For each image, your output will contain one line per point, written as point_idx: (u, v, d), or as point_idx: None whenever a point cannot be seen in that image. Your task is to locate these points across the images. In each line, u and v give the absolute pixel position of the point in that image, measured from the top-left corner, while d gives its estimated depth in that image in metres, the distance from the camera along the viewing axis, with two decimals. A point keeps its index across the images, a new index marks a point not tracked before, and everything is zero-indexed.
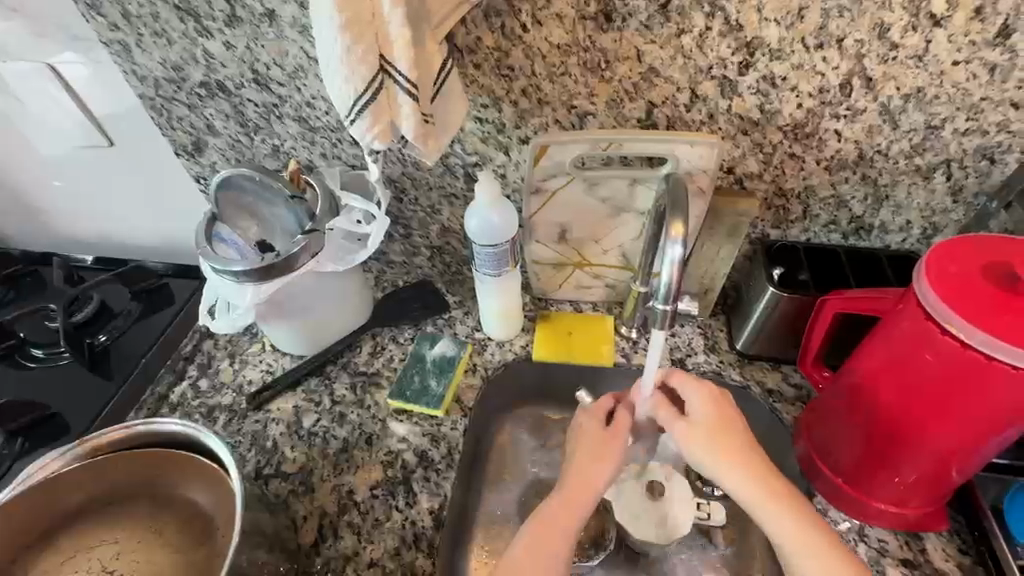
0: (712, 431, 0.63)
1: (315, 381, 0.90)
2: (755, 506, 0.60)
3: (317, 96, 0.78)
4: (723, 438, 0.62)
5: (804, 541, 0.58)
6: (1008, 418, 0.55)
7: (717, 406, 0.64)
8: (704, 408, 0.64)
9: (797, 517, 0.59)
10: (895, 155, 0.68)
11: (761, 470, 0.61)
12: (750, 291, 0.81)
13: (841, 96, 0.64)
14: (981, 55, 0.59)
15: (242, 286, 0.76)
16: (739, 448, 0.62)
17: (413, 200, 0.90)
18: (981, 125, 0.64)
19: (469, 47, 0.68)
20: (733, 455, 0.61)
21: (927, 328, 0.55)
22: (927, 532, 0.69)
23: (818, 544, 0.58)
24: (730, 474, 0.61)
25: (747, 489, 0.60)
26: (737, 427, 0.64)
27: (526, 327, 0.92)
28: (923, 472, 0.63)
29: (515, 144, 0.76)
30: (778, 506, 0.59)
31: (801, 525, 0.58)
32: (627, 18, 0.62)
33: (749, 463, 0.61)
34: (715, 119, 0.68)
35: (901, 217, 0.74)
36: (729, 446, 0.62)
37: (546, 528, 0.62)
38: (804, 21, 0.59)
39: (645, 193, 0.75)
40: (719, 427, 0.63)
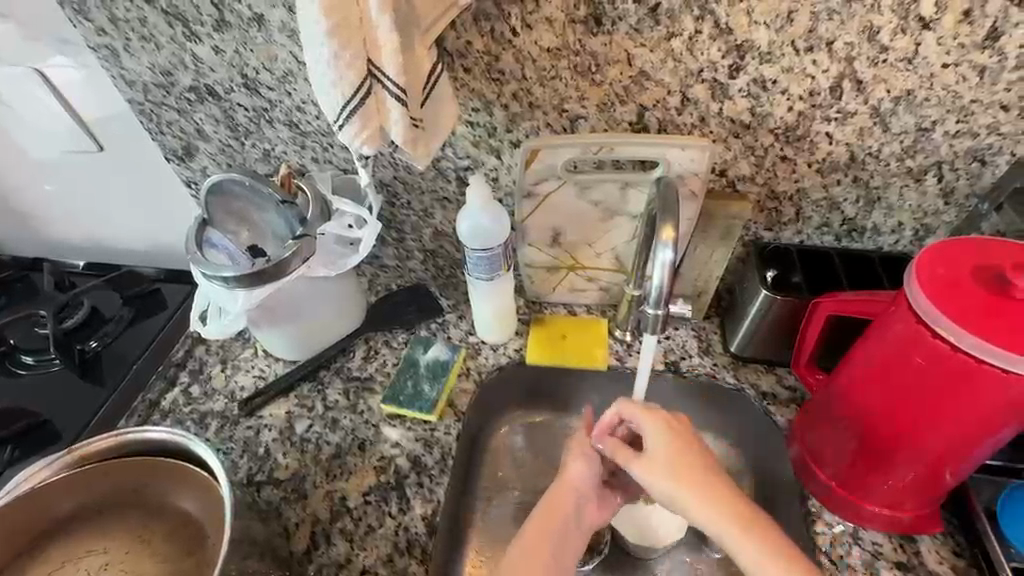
0: (669, 463, 0.62)
1: (308, 386, 0.89)
2: (720, 534, 0.59)
3: (307, 100, 0.77)
4: (674, 472, 0.62)
5: (775, 567, 0.56)
6: (999, 420, 0.55)
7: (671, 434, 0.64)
8: (657, 439, 0.64)
9: (763, 545, 0.57)
10: (887, 157, 0.68)
11: (722, 496, 0.60)
12: (743, 294, 0.81)
13: (831, 99, 0.64)
14: (971, 57, 0.59)
15: (234, 293, 0.76)
16: (698, 477, 0.61)
17: (405, 204, 0.89)
18: (972, 127, 0.64)
19: (459, 51, 0.67)
20: (690, 489, 0.61)
21: (917, 331, 0.55)
22: (921, 534, 0.68)
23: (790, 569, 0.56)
24: (694, 502, 0.60)
25: (710, 519, 0.59)
26: (693, 459, 0.63)
27: (519, 330, 0.92)
28: (916, 474, 0.63)
29: (507, 148, 0.76)
30: (743, 533, 0.58)
31: (769, 549, 0.57)
32: (617, 21, 0.62)
33: (708, 491, 0.60)
34: (706, 122, 0.68)
35: (893, 219, 0.74)
36: (687, 476, 0.61)
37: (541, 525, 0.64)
38: (794, 23, 0.59)
39: (637, 196, 0.75)
40: (677, 455, 0.63)
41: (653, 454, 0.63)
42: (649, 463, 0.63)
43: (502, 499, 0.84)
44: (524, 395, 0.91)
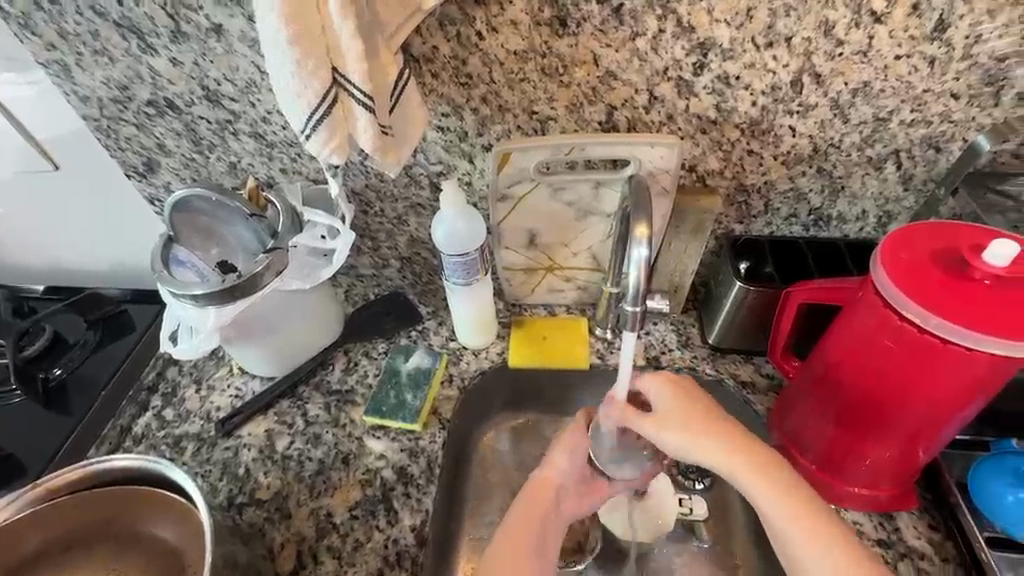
0: (682, 417, 0.62)
1: (287, 403, 0.87)
2: (741, 476, 0.59)
3: (271, 110, 0.75)
4: (686, 425, 0.61)
5: (793, 504, 0.57)
6: (966, 397, 0.57)
7: (682, 393, 0.64)
8: (670, 397, 0.64)
9: (781, 486, 0.58)
10: (848, 147, 0.70)
11: (738, 441, 0.60)
12: (718, 287, 0.82)
13: (793, 93, 0.66)
14: (921, 49, 0.61)
15: (205, 311, 0.74)
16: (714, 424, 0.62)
17: (378, 212, 0.88)
18: (925, 116, 0.66)
19: (425, 56, 0.67)
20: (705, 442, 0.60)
21: (885, 315, 0.56)
22: (899, 511, 0.70)
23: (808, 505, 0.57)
24: (708, 447, 0.60)
25: (732, 463, 0.59)
26: (705, 413, 0.62)
27: (500, 334, 0.92)
28: (892, 454, 0.65)
29: (479, 152, 0.75)
30: (764, 472, 0.59)
31: (788, 488, 0.58)
32: (582, 22, 0.62)
33: (727, 435, 0.61)
34: (674, 119, 0.69)
35: (857, 207, 0.76)
36: (707, 424, 0.61)
37: (522, 516, 0.64)
38: (753, 20, 0.61)
39: (610, 195, 0.76)
40: (693, 409, 0.62)
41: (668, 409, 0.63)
42: (665, 417, 0.63)
43: (491, 505, 0.84)
44: (508, 399, 0.91)
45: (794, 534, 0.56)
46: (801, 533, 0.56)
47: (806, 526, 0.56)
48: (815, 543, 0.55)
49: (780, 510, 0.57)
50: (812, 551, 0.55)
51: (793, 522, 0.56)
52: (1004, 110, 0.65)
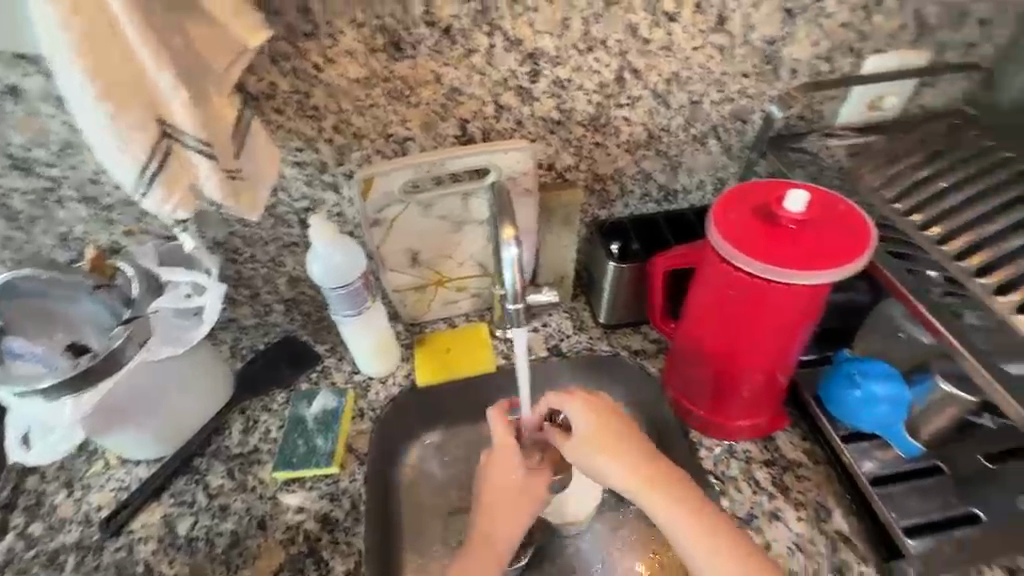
0: (593, 440, 0.67)
1: (184, 480, 0.80)
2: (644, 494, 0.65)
3: (99, 170, 0.69)
4: (597, 446, 0.67)
5: (694, 526, 0.63)
6: (798, 325, 0.68)
7: (595, 415, 0.68)
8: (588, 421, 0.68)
9: (679, 501, 0.64)
10: (675, 129, 0.80)
11: (641, 460, 0.66)
12: (597, 270, 0.89)
13: (619, 88, 0.73)
14: (711, 39, 0.72)
15: (59, 403, 0.66)
16: (631, 455, 0.66)
17: (249, 258, 0.84)
18: (728, 94, 0.78)
19: (264, 93, 0.65)
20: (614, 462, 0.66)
21: (724, 269, 0.65)
22: (776, 432, 0.81)
23: (707, 528, 0.63)
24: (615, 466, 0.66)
25: (632, 480, 0.65)
26: (617, 433, 0.67)
27: (405, 356, 0.92)
28: (759, 384, 0.75)
29: (343, 181, 0.75)
30: (670, 497, 0.64)
31: (691, 511, 0.64)
32: (416, 45, 0.65)
33: (632, 457, 0.66)
34: (523, 124, 0.74)
35: (695, 178, 0.87)
36: (615, 444, 0.66)
37: (473, 565, 0.68)
38: (570, 29, 0.67)
39: (478, 203, 0.78)
40: (610, 440, 0.67)
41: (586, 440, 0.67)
42: (594, 447, 0.67)
43: (427, 527, 0.84)
44: (426, 419, 0.90)
45: (688, 538, 0.63)
46: (701, 552, 0.62)
47: (706, 543, 0.62)
48: (701, 545, 0.62)
49: (682, 531, 0.63)
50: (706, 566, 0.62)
51: (692, 543, 0.62)
52: (784, 83, 0.78)
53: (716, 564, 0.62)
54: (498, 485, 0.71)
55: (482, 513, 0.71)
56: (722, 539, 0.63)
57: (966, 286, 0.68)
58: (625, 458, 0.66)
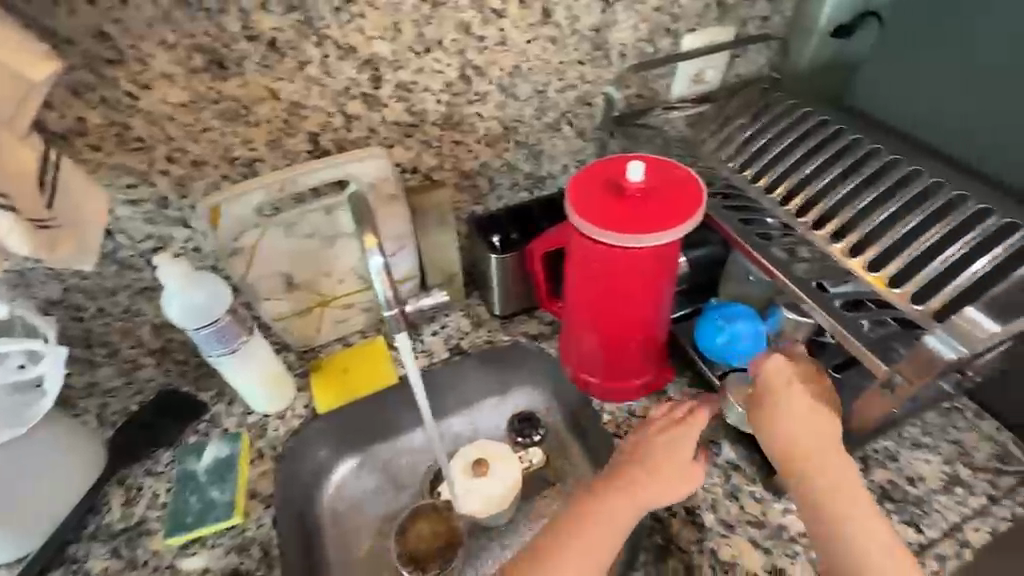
0: (795, 397, 0.66)
1: (59, 573, 0.72)
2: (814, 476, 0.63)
3: None
4: (795, 412, 0.65)
5: (829, 500, 0.61)
6: (657, 284, 0.74)
7: (801, 370, 0.68)
8: (799, 373, 0.68)
9: (860, 482, 0.62)
10: (528, 119, 0.83)
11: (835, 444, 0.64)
12: (482, 264, 0.91)
13: (465, 86, 0.75)
14: (542, 31, 0.76)
15: None
16: (798, 423, 0.65)
17: (98, 313, 0.76)
18: (570, 81, 0.83)
19: (73, 130, 0.59)
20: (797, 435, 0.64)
21: (586, 244, 0.70)
22: (667, 384, 0.88)
23: (845, 504, 0.61)
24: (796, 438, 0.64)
25: (804, 457, 0.64)
26: (815, 392, 0.67)
27: (301, 385, 0.88)
28: (640, 344, 0.81)
29: (191, 214, 0.69)
30: (812, 471, 0.63)
31: (845, 480, 0.63)
32: (241, 62, 0.62)
33: (831, 419, 0.66)
34: (377, 131, 0.73)
35: (558, 163, 0.91)
36: (823, 407, 0.66)
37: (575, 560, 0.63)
38: (403, 32, 0.67)
39: (343, 216, 0.76)
40: (817, 395, 0.67)
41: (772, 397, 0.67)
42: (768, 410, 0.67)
43: (352, 554, 0.82)
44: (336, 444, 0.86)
45: (850, 533, 0.60)
46: (845, 533, 0.60)
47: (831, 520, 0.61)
48: (871, 537, 0.60)
49: (845, 505, 0.61)
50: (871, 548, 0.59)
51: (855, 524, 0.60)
52: (617, 65, 0.84)
53: (859, 547, 0.59)
54: (663, 452, 0.68)
55: (625, 479, 0.67)
56: (868, 521, 0.60)
57: (793, 227, 0.78)
58: (794, 431, 0.65)
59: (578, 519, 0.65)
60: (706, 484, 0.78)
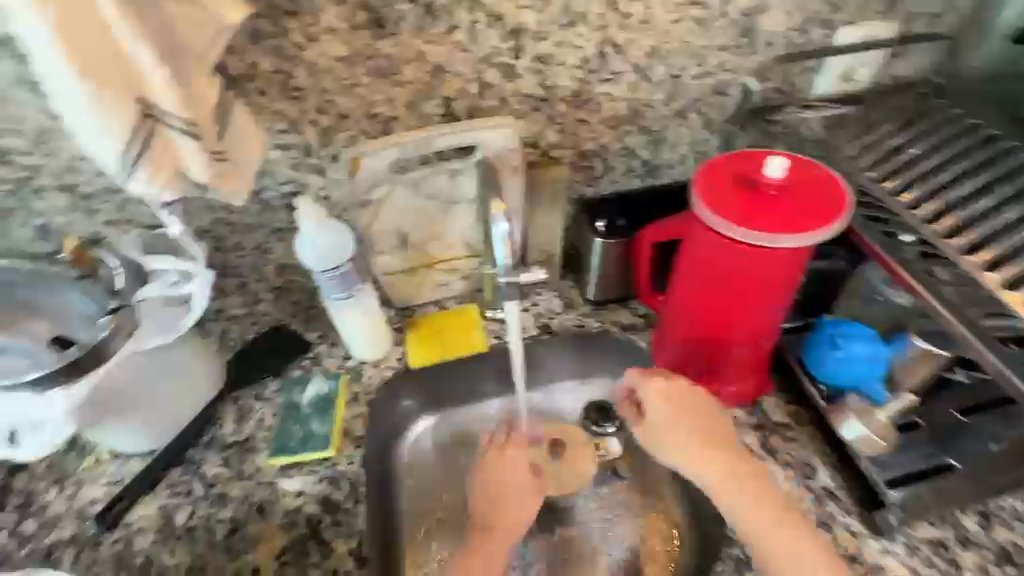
0: (674, 417, 0.70)
1: (179, 471, 0.79)
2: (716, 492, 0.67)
3: (78, 158, 0.67)
4: (676, 436, 0.69)
5: (746, 511, 0.64)
6: (780, 290, 0.70)
7: (671, 395, 0.71)
8: (664, 406, 0.71)
9: (757, 493, 0.65)
10: (657, 104, 0.81)
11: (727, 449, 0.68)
12: (583, 247, 0.90)
13: (601, 63, 0.74)
14: (689, 12, 0.73)
15: (47, 396, 0.65)
16: (691, 432, 0.69)
17: (236, 246, 0.83)
18: (707, 67, 0.79)
19: (245, 75, 0.64)
20: (694, 447, 0.68)
21: (709, 238, 0.67)
22: (762, 396, 0.84)
23: (766, 519, 0.64)
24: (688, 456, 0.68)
25: (704, 472, 0.67)
26: (701, 409, 0.71)
27: (397, 340, 0.92)
28: (744, 350, 0.77)
29: (329, 164, 0.74)
30: (743, 488, 0.66)
31: (761, 502, 0.65)
32: (398, 22, 0.65)
33: (718, 461, 0.67)
34: (508, 102, 0.74)
35: (678, 153, 0.88)
36: (694, 428, 0.69)
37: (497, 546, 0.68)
38: (551, 4, 0.67)
39: (467, 182, 0.78)
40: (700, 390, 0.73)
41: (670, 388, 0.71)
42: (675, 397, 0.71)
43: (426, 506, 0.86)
44: (422, 399, 0.90)
45: (741, 515, 0.65)
46: (754, 525, 0.64)
47: (735, 502, 0.65)
48: (788, 544, 0.63)
49: (751, 512, 0.64)
50: (761, 527, 0.63)
51: (762, 519, 0.64)
52: (761, 55, 0.80)
53: (779, 539, 0.63)
54: (507, 479, 0.72)
55: (501, 495, 0.71)
56: (767, 518, 0.64)
57: (938, 248, 0.69)
58: (666, 436, 0.70)
59: (485, 517, 0.70)
60: (796, 507, 0.75)
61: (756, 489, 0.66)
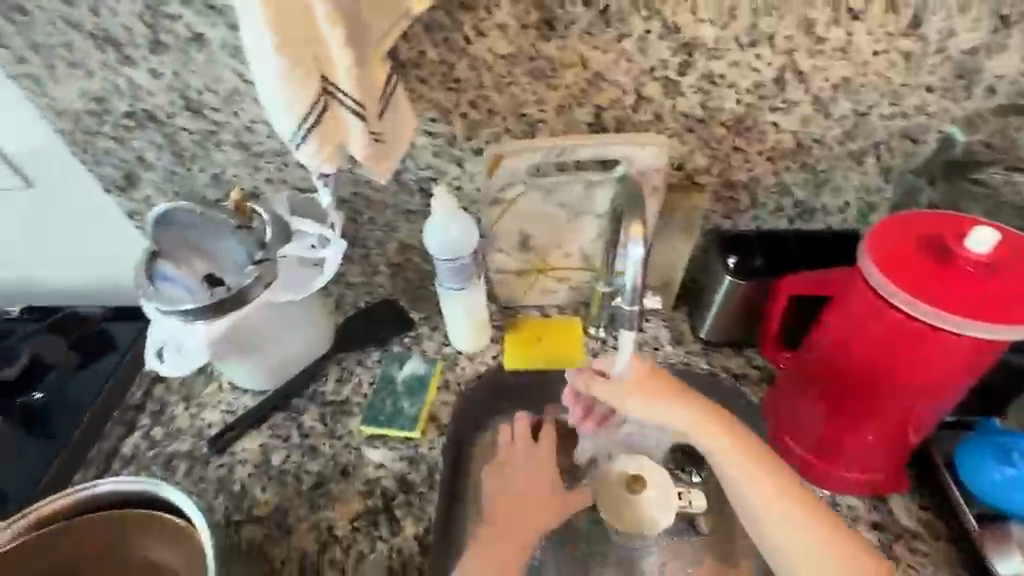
0: (646, 385, 0.64)
1: (282, 416, 0.86)
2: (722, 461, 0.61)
3: (256, 120, 0.74)
4: (651, 397, 0.64)
5: (763, 490, 0.59)
6: (951, 380, 0.59)
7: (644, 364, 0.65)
8: (638, 371, 0.65)
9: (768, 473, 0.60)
10: (830, 141, 0.72)
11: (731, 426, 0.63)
12: (708, 282, 0.83)
13: (776, 89, 0.67)
14: (898, 44, 0.63)
15: (194, 325, 0.73)
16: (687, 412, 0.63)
17: (367, 219, 0.87)
18: (903, 109, 0.68)
19: (413, 61, 0.66)
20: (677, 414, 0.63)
21: (875, 303, 0.58)
22: (891, 494, 0.72)
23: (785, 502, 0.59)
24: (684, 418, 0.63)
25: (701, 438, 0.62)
26: (668, 384, 0.64)
27: (495, 337, 0.92)
28: (884, 437, 0.67)
29: (469, 156, 0.75)
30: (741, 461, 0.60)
31: (761, 486, 0.59)
32: (569, 25, 0.63)
33: (706, 421, 0.62)
34: (662, 118, 0.70)
35: (841, 199, 0.78)
36: (672, 396, 0.64)
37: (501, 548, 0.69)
38: (736, 20, 0.62)
39: (602, 195, 0.76)
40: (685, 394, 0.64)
41: (641, 386, 0.64)
42: (663, 396, 0.63)
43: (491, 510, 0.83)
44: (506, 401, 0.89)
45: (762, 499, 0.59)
46: (765, 512, 0.59)
47: (776, 514, 0.59)
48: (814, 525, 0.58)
49: (779, 498, 0.59)
50: (802, 535, 0.58)
51: (796, 511, 0.58)
52: (977, 102, 0.67)
53: (801, 525, 0.58)
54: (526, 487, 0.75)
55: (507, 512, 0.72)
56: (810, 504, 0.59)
57: None
58: (651, 404, 0.64)
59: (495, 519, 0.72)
60: None
61: (800, 494, 0.59)
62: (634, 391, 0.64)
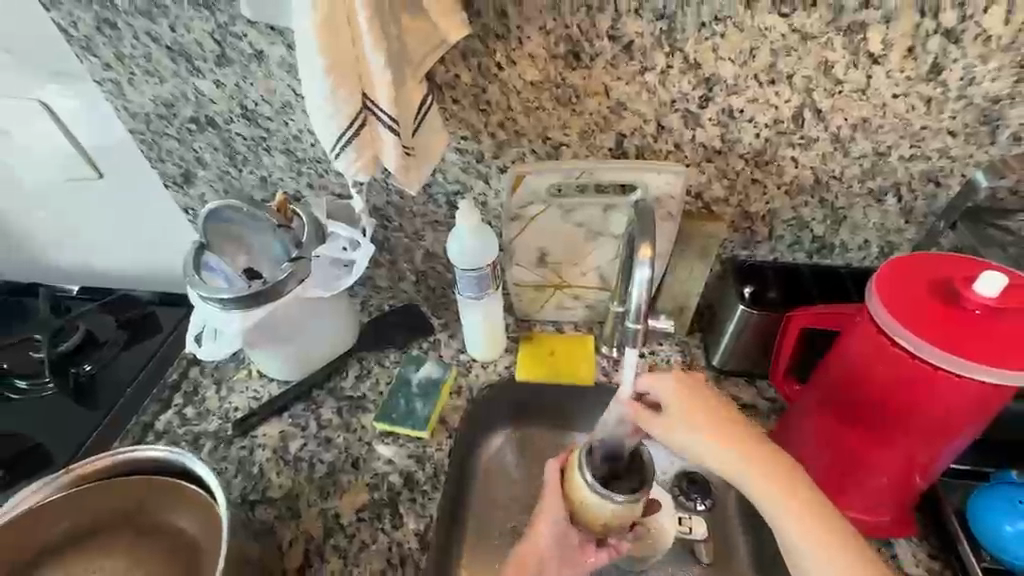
0: (687, 410, 0.64)
1: (302, 406, 0.91)
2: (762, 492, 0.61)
3: (304, 130, 0.81)
4: (691, 421, 0.64)
5: (804, 523, 0.59)
6: (957, 423, 0.59)
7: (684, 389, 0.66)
8: (677, 395, 0.65)
9: (808, 506, 0.60)
10: (849, 179, 0.73)
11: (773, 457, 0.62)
12: (722, 310, 0.84)
13: (795, 126, 0.69)
14: (918, 88, 0.64)
15: (230, 314, 0.79)
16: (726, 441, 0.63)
17: (397, 227, 0.93)
18: (923, 151, 0.69)
19: (448, 84, 0.72)
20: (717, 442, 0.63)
21: (879, 342, 0.58)
22: (898, 539, 0.71)
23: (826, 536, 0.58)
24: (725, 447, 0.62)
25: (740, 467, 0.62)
26: (711, 409, 0.65)
27: (509, 348, 0.95)
28: (890, 478, 0.66)
29: (495, 173, 0.80)
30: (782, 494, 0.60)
31: (802, 519, 0.59)
32: (594, 57, 0.67)
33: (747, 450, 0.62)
34: (681, 148, 0.73)
35: (859, 237, 0.78)
36: (716, 423, 0.63)
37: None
38: (756, 59, 0.64)
39: (618, 217, 0.79)
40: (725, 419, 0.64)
41: (684, 409, 0.64)
42: (704, 421, 0.63)
43: (493, 514, 0.86)
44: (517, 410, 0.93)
45: (801, 532, 0.59)
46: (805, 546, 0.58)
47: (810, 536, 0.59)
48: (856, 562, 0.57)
49: (819, 533, 0.58)
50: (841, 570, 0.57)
51: (836, 546, 0.58)
52: (1000, 148, 0.68)
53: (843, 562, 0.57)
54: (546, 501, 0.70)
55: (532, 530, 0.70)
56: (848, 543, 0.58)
57: None
58: (694, 430, 0.63)
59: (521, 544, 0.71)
60: None
61: (840, 530, 0.59)
62: (674, 417, 0.64)
